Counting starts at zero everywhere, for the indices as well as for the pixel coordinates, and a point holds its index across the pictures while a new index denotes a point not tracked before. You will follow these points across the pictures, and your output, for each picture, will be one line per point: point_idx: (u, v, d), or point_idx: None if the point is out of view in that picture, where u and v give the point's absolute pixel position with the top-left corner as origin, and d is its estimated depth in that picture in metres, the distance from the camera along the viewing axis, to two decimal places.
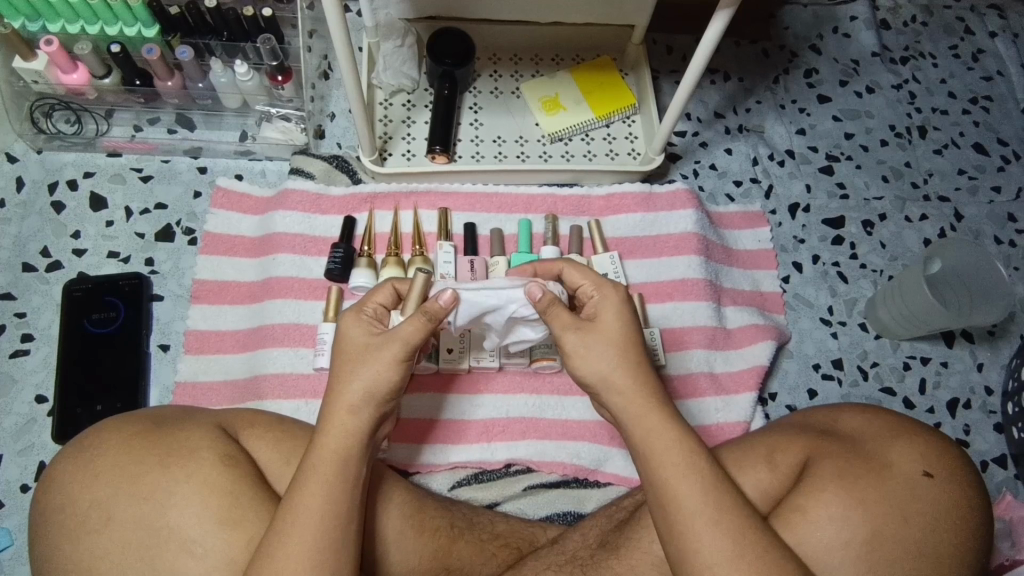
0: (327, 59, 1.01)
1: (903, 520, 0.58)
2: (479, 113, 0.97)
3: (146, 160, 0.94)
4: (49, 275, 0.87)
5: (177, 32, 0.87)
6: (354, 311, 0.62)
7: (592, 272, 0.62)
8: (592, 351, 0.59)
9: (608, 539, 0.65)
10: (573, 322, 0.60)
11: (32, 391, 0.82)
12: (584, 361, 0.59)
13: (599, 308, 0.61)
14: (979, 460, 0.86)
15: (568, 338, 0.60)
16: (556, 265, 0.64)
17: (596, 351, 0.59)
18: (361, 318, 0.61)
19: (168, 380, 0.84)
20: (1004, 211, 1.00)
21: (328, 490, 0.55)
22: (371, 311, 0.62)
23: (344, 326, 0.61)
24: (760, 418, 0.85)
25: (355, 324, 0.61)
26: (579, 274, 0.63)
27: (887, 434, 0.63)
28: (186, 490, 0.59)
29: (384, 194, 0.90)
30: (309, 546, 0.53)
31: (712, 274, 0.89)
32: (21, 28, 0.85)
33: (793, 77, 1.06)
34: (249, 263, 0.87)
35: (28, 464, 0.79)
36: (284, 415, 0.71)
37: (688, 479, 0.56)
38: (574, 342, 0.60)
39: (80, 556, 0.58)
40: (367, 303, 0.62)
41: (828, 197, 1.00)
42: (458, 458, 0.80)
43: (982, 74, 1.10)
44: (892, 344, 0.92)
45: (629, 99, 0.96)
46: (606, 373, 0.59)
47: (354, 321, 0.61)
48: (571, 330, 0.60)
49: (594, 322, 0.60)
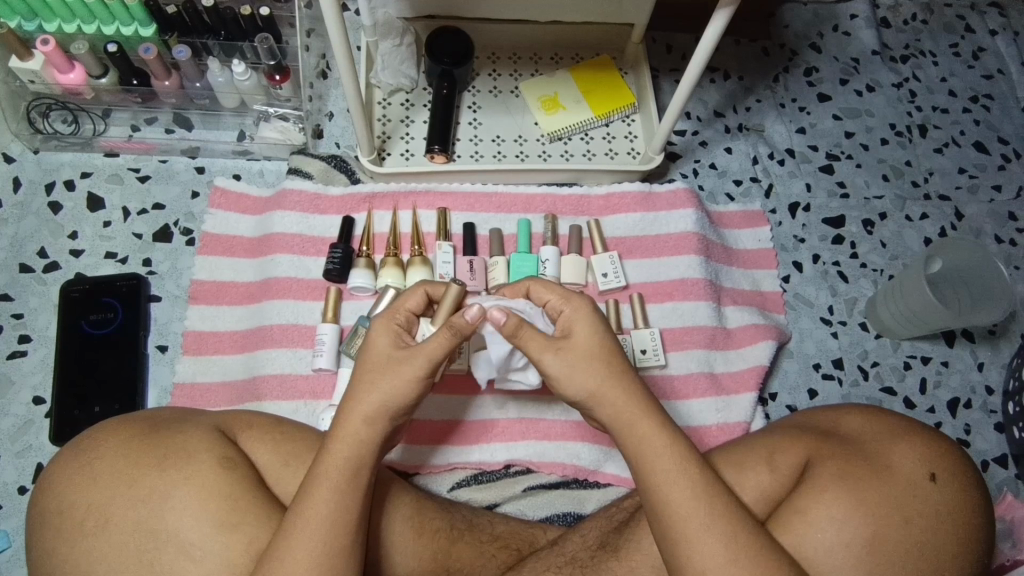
0: (325, 58, 1.01)
1: (904, 522, 0.58)
2: (478, 112, 0.96)
3: (144, 161, 0.94)
4: (46, 276, 0.87)
5: (174, 31, 0.87)
6: (385, 319, 0.60)
7: (554, 286, 0.60)
8: (579, 370, 0.57)
9: (608, 539, 0.65)
10: (550, 343, 0.57)
11: (29, 393, 0.82)
12: (576, 371, 0.58)
13: (572, 321, 0.59)
14: (980, 460, 0.86)
15: (549, 360, 0.57)
16: (523, 284, 0.62)
17: (586, 368, 0.57)
18: (391, 327, 0.60)
19: (166, 381, 0.83)
20: (1004, 210, 1.00)
21: (329, 493, 0.55)
22: (402, 321, 0.60)
23: (374, 333, 0.59)
24: (761, 419, 0.84)
25: (385, 334, 0.59)
26: (544, 290, 0.61)
27: (888, 435, 0.63)
28: (184, 492, 0.59)
29: (383, 194, 0.89)
30: (311, 549, 0.53)
31: (712, 275, 0.89)
32: (17, 28, 0.84)
33: (792, 76, 1.06)
34: (248, 263, 0.87)
35: (26, 466, 0.79)
36: (282, 416, 0.71)
37: (688, 481, 0.55)
38: (555, 364, 0.57)
39: (77, 558, 0.58)
40: (399, 309, 0.60)
41: (828, 196, 0.99)
42: (457, 459, 0.80)
43: (982, 72, 1.09)
44: (893, 344, 0.92)
45: (629, 99, 0.96)
46: (595, 390, 0.57)
47: (384, 330, 0.59)
48: (550, 351, 0.57)
49: (569, 337, 0.58)
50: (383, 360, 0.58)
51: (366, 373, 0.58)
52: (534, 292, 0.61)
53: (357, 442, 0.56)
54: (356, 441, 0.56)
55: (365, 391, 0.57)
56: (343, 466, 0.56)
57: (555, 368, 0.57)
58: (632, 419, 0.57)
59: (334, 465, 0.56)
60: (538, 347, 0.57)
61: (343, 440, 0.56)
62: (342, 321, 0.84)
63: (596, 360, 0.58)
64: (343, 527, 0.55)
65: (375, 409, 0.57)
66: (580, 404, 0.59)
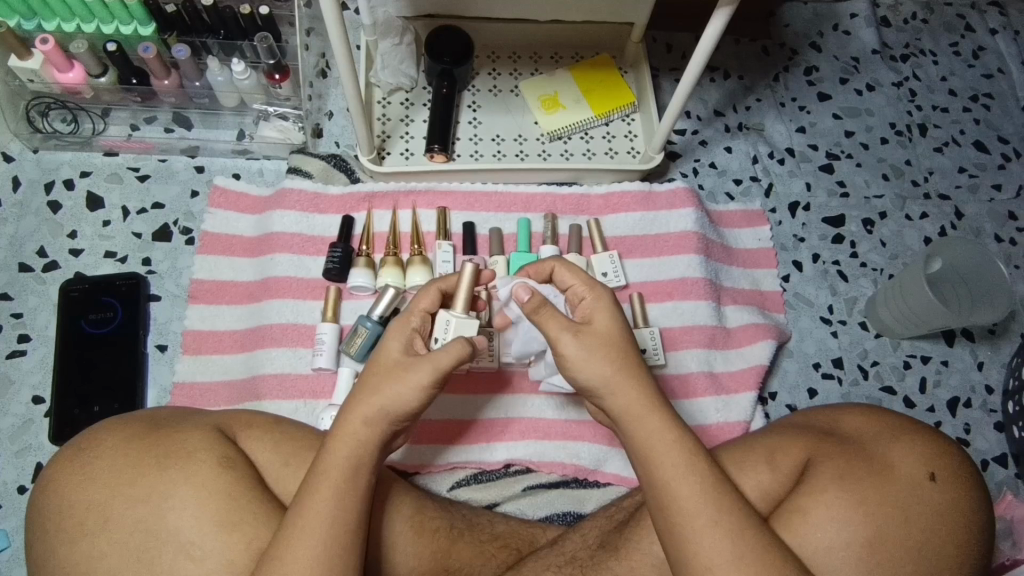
0: (324, 57, 1.01)
1: (905, 521, 0.58)
2: (478, 112, 0.96)
3: (144, 160, 0.94)
4: (46, 275, 0.87)
5: (174, 30, 0.86)
6: (402, 320, 0.60)
7: (580, 272, 0.61)
8: (595, 357, 0.57)
9: (608, 539, 0.65)
10: (569, 325, 0.58)
11: (29, 392, 0.82)
12: (584, 367, 0.57)
13: (593, 310, 0.60)
14: (980, 460, 0.86)
15: (566, 341, 0.57)
16: (547, 264, 0.62)
17: (605, 354, 0.58)
18: (407, 329, 0.60)
19: (165, 381, 0.83)
20: (1004, 209, 1.00)
21: (329, 493, 0.55)
22: (417, 323, 0.60)
23: (388, 336, 0.60)
24: (761, 418, 0.84)
25: (397, 337, 0.59)
26: (568, 275, 0.61)
27: (888, 435, 0.63)
28: (183, 492, 0.59)
29: (383, 193, 0.89)
30: (311, 549, 0.53)
31: (712, 274, 0.89)
32: (16, 27, 0.84)
33: (792, 75, 1.06)
34: (248, 262, 0.87)
35: (25, 465, 0.79)
36: (281, 415, 0.71)
37: (696, 477, 0.55)
38: (571, 344, 0.57)
39: (76, 558, 0.58)
40: (416, 311, 0.61)
41: (829, 196, 0.99)
42: (456, 458, 0.80)
43: (982, 71, 1.09)
44: (893, 343, 0.92)
45: (629, 98, 0.96)
46: (607, 376, 0.57)
47: (400, 331, 0.60)
48: (568, 333, 0.58)
49: (588, 324, 0.59)
50: (388, 362, 0.58)
51: (370, 374, 0.58)
52: (559, 275, 0.62)
53: (357, 442, 0.57)
54: (356, 441, 0.57)
55: (365, 391, 0.57)
56: (343, 465, 0.56)
57: (573, 351, 0.57)
58: (640, 415, 0.57)
59: (336, 464, 0.56)
60: (557, 328, 0.58)
61: (344, 439, 0.57)
62: (342, 321, 0.84)
63: (613, 347, 0.58)
64: (343, 528, 0.55)
65: (376, 410, 0.57)
66: (593, 389, 0.59)
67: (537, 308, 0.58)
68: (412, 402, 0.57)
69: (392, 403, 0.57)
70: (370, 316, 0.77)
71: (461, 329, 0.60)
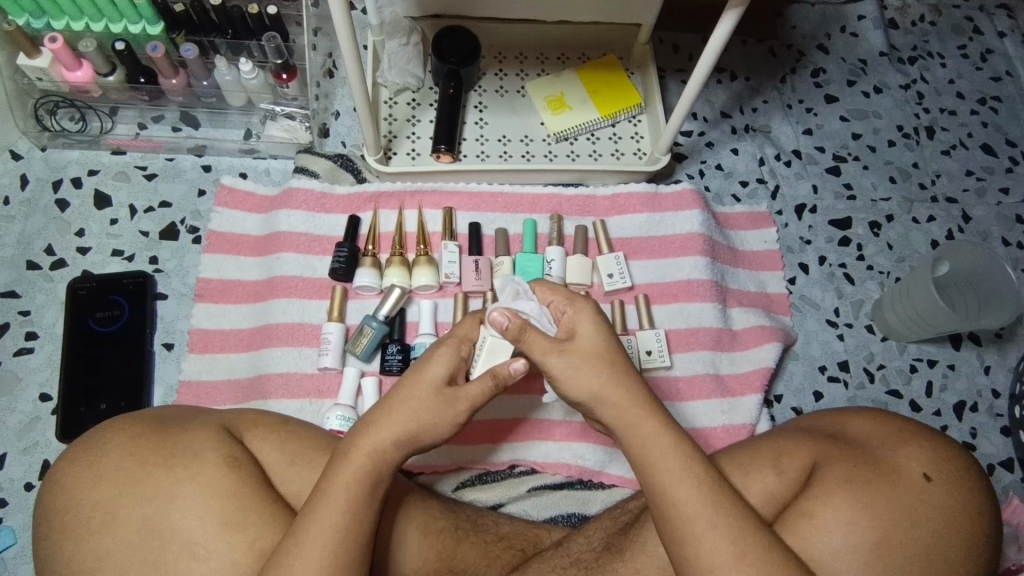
0: (331, 57, 1.01)
1: (911, 527, 0.58)
2: (483, 112, 0.96)
3: (151, 159, 0.94)
4: (54, 273, 0.87)
5: (182, 29, 0.86)
6: (449, 345, 0.60)
7: (560, 287, 0.61)
8: (588, 370, 0.58)
9: (613, 541, 0.65)
10: (554, 345, 0.58)
11: (36, 390, 0.82)
12: (575, 380, 0.58)
13: (588, 321, 0.59)
14: (986, 464, 0.86)
15: (552, 362, 0.58)
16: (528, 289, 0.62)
17: (595, 371, 0.58)
18: (455, 354, 0.60)
19: (171, 379, 0.84)
20: (1012, 213, 1.00)
21: (356, 505, 0.55)
22: (467, 351, 0.61)
23: (434, 357, 0.59)
24: (766, 421, 0.84)
25: (443, 362, 0.59)
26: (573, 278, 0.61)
27: (895, 439, 0.62)
28: (190, 491, 0.59)
29: (389, 193, 0.89)
30: (327, 554, 0.53)
31: (718, 276, 0.89)
32: (24, 25, 0.84)
33: (800, 77, 1.06)
34: (254, 262, 0.87)
35: (32, 462, 0.79)
36: (286, 414, 0.71)
37: (693, 480, 0.55)
38: (576, 350, 0.58)
39: (83, 556, 0.58)
40: (462, 338, 0.61)
41: (835, 198, 0.99)
42: (463, 458, 0.80)
43: (990, 74, 1.09)
44: (899, 346, 0.92)
45: (635, 99, 0.96)
46: (595, 389, 0.58)
47: (448, 356, 0.59)
48: (553, 353, 0.58)
49: (573, 340, 0.59)
50: (433, 394, 0.58)
51: (412, 397, 0.58)
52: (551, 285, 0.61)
53: (381, 457, 0.57)
54: (378, 455, 0.57)
55: (389, 407, 0.58)
56: (362, 475, 0.56)
57: (565, 370, 0.58)
58: (633, 421, 0.57)
59: (362, 475, 0.56)
60: (543, 350, 0.58)
61: (364, 449, 0.57)
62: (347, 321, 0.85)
63: (604, 364, 0.58)
64: (353, 542, 0.55)
65: (397, 424, 0.58)
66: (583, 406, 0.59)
67: (520, 330, 0.58)
68: (426, 408, 0.58)
69: (423, 426, 0.58)
70: (376, 316, 0.79)
71: (493, 353, 0.60)
